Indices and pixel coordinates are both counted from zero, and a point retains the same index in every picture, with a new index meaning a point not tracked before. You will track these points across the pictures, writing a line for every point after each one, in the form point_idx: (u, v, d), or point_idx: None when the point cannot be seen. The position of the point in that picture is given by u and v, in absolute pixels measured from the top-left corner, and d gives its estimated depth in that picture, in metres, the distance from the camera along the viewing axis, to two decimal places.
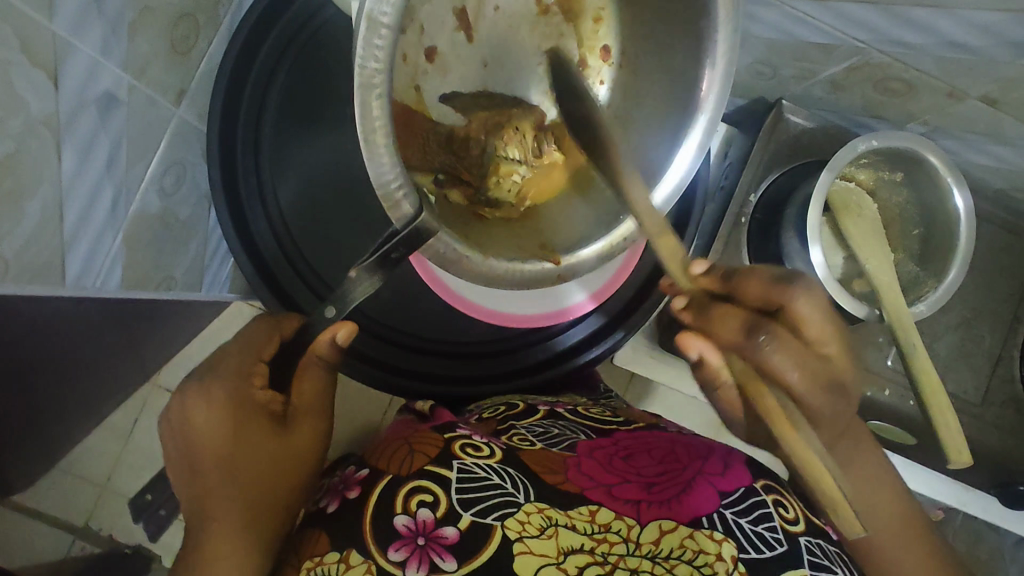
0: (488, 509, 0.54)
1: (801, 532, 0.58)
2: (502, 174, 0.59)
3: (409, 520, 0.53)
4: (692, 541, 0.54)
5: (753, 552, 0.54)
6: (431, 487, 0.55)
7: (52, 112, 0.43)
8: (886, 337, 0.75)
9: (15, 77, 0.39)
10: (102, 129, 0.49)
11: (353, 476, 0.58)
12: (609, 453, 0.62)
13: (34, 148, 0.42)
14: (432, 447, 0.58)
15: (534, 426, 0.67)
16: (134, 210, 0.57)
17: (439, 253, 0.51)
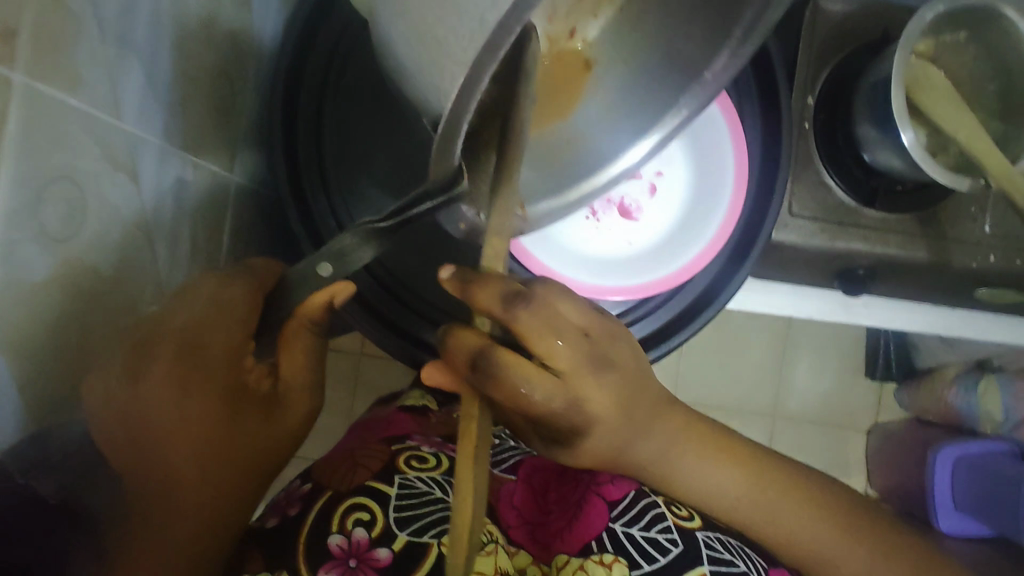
0: (414, 524, 0.50)
1: (698, 527, 0.58)
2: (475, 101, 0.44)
3: (342, 540, 0.48)
4: (582, 573, 0.52)
5: (645, 565, 0.54)
6: (369, 504, 0.51)
7: (140, 212, 0.41)
8: (979, 204, 0.72)
9: (106, 188, 0.37)
10: (179, 215, 0.47)
11: (297, 492, 0.54)
12: (534, 467, 0.64)
13: (133, 253, 0.41)
14: (376, 462, 0.56)
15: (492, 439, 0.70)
16: None
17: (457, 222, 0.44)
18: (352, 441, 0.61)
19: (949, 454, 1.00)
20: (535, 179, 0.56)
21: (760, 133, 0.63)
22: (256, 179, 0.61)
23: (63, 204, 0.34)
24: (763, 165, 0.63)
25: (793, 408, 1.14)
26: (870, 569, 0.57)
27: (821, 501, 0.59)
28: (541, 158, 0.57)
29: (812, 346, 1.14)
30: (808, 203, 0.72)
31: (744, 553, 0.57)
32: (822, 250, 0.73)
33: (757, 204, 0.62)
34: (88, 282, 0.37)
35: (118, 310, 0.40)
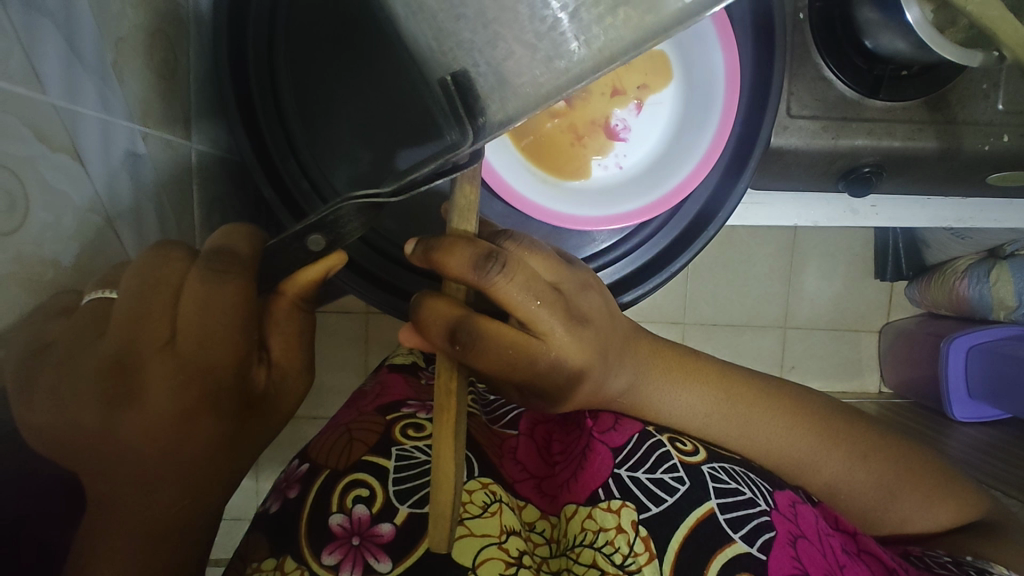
0: (409, 497, 0.51)
1: (701, 461, 0.57)
2: None
3: (343, 520, 0.49)
4: (591, 520, 0.52)
5: (653, 506, 0.53)
6: (367, 480, 0.52)
7: (92, 194, 0.39)
8: (991, 81, 0.67)
9: (44, 171, 0.34)
10: (139, 192, 0.44)
11: (295, 473, 0.55)
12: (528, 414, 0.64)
13: (94, 239, 0.39)
14: (372, 436, 0.56)
15: (489, 400, 0.71)
16: None
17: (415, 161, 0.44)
18: (345, 414, 0.61)
19: (963, 343, 1.02)
20: None
21: (745, 43, 0.58)
22: (217, 145, 0.57)
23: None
24: (748, 79, 0.59)
25: (802, 316, 1.13)
26: (858, 464, 0.59)
27: (795, 406, 0.61)
28: None
29: (819, 252, 1.11)
30: (806, 101, 0.67)
31: (749, 479, 0.57)
32: (823, 152, 0.69)
33: (752, 114, 0.58)
34: (49, 275, 0.35)
35: None
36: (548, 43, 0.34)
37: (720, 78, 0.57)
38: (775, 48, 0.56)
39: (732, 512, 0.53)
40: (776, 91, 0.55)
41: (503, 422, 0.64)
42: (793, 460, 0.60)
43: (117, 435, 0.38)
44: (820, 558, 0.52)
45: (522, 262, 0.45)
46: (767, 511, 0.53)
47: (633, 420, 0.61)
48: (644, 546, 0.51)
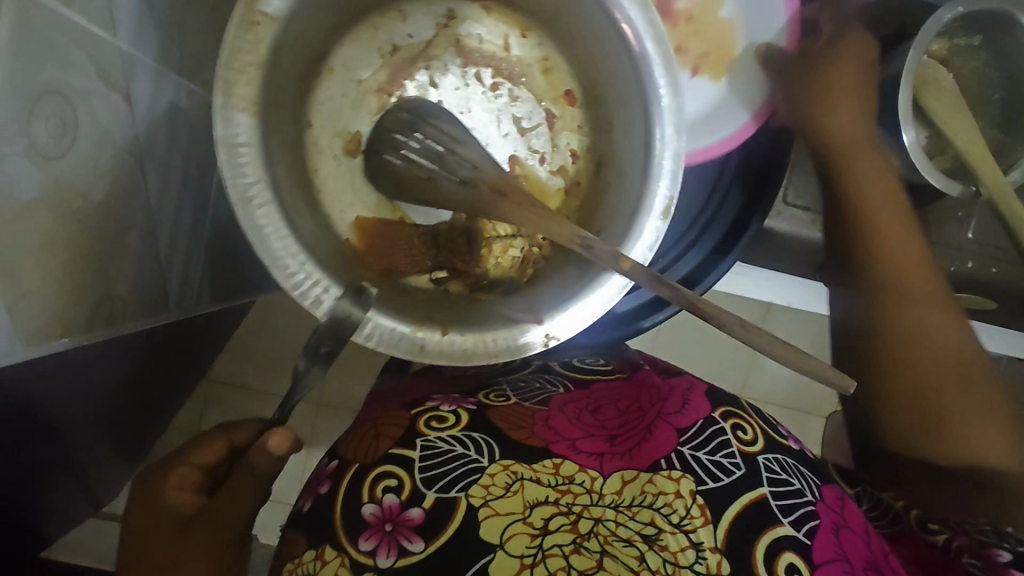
0: (454, 483, 0.48)
1: (760, 450, 0.52)
2: (498, 254, 0.51)
3: (376, 508, 0.47)
4: (651, 485, 0.48)
5: (711, 481, 0.48)
6: (394, 471, 0.48)
7: (132, 137, 0.40)
8: (966, 210, 0.74)
9: (98, 108, 0.36)
10: (174, 146, 0.46)
11: (328, 471, 0.52)
12: (578, 408, 0.56)
13: (124, 180, 0.40)
14: (396, 429, 0.53)
15: (516, 381, 0.62)
16: (209, 223, 0.55)
17: (388, 338, 0.42)
18: (374, 411, 0.59)
19: None
20: (451, 318, 0.45)
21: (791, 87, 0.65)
22: None
23: (55, 119, 0.33)
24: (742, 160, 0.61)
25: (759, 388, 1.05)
26: None
27: None
28: (457, 326, 0.44)
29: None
30: (803, 193, 0.73)
31: (804, 476, 0.51)
32: (809, 241, 0.74)
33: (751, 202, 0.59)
34: (76, 206, 0.36)
35: (103, 237, 0.39)
36: (642, 190, 0.44)
37: (758, 94, 0.60)
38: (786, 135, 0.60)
39: (781, 496, 0.48)
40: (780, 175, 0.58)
41: (534, 400, 0.57)
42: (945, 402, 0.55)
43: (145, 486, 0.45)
44: (864, 549, 0.47)
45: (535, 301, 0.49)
46: (813, 501, 0.48)
47: (704, 402, 0.56)
48: (701, 511, 0.46)
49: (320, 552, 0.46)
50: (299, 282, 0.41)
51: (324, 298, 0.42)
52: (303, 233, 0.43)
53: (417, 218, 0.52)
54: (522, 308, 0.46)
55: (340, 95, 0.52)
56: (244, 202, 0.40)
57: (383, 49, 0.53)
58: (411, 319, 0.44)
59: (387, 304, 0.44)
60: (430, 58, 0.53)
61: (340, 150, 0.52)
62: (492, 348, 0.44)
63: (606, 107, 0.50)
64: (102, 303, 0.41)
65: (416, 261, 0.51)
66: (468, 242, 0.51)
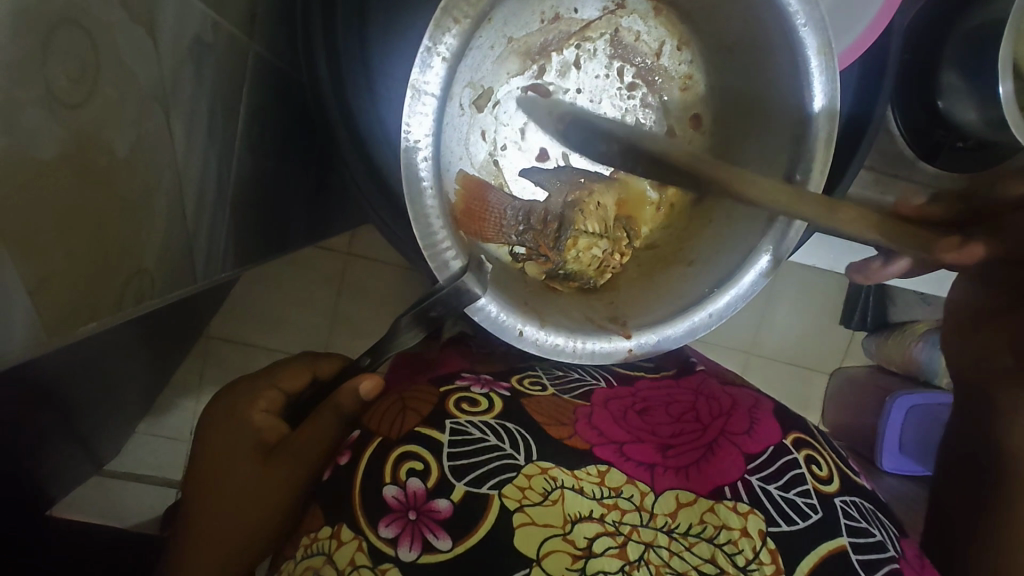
0: (485, 477, 0.39)
1: (836, 490, 0.43)
2: (582, 249, 0.47)
3: (399, 491, 0.38)
4: (712, 515, 0.39)
5: (783, 524, 0.40)
6: (421, 452, 0.39)
7: (155, 81, 0.34)
8: None
9: (119, 44, 0.30)
10: (198, 91, 0.39)
11: (348, 437, 0.43)
12: (624, 406, 0.46)
13: (149, 132, 0.34)
14: (425, 405, 0.43)
15: (552, 369, 0.52)
16: (234, 178, 0.48)
17: (491, 319, 0.40)
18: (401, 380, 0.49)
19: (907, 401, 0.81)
20: (550, 310, 0.43)
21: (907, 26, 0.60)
22: (276, 55, 0.50)
23: (73, 59, 0.26)
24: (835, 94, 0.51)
25: (770, 347, 0.92)
26: None
27: None
28: (554, 318, 0.42)
29: (798, 289, 0.90)
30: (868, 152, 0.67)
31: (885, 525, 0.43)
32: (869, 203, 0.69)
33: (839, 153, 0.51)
34: (99, 166, 0.30)
35: (129, 200, 0.33)
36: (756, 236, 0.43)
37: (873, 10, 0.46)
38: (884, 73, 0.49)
39: (862, 549, 0.40)
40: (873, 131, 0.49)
41: (575, 393, 0.47)
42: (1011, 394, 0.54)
43: (228, 402, 0.45)
44: None
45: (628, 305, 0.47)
46: (897, 558, 0.40)
47: (773, 422, 0.47)
48: (772, 558, 0.38)
49: (336, 530, 0.38)
50: (436, 242, 0.38)
51: (450, 263, 0.39)
52: (445, 191, 0.40)
53: (513, 189, 0.50)
54: (611, 316, 0.45)
55: (487, 48, 0.45)
56: (409, 149, 0.37)
57: (546, 15, 0.48)
58: (517, 303, 0.41)
59: (495, 283, 0.41)
60: (585, 39, 0.50)
61: (469, 102, 0.45)
62: (580, 350, 0.42)
63: (746, 116, 0.48)
64: (130, 278, 0.35)
65: (505, 230, 0.46)
66: (558, 230, 0.48)
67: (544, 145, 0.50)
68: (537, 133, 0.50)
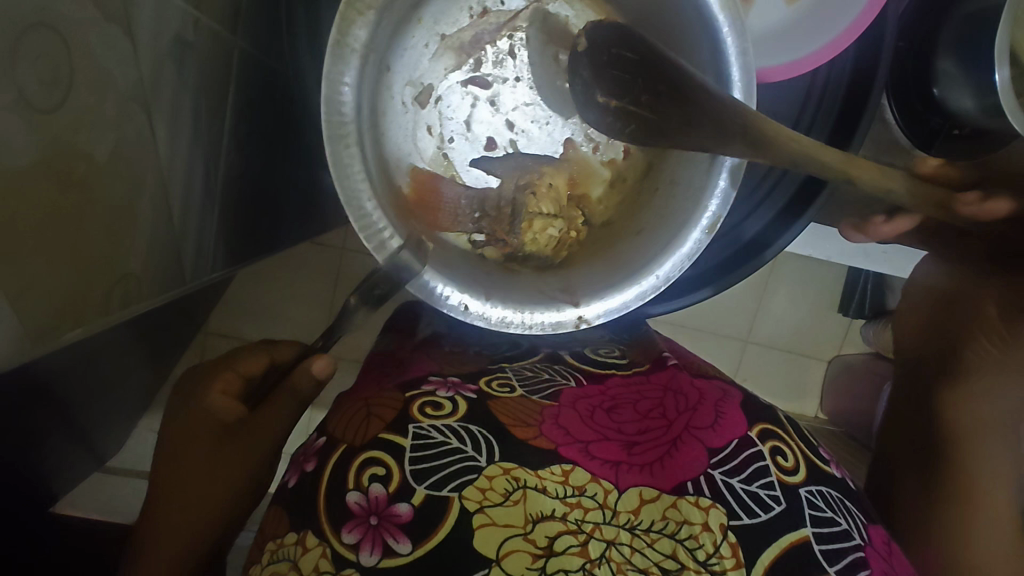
0: (447, 479, 0.38)
1: (800, 481, 0.43)
2: (537, 232, 0.44)
3: (361, 496, 0.37)
4: (674, 510, 0.39)
5: (746, 518, 0.39)
6: (383, 458, 0.38)
7: (137, 82, 0.33)
8: None
9: (97, 47, 0.29)
10: (182, 89, 0.38)
11: (313, 446, 0.42)
12: (591, 405, 0.45)
13: (131, 134, 0.33)
14: (388, 411, 0.41)
15: (522, 369, 0.50)
16: (222, 175, 0.47)
17: (430, 292, 0.40)
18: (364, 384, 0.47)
19: None
20: (495, 284, 0.42)
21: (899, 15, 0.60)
22: (262, 50, 0.50)
23: (47, 63, 0.26)
24: (830, 82, 0.50)
25: (765, 337, 0.91)
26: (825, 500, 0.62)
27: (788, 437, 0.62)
28: (497, 291, 0.41)
29: (792, 278, 0.89)
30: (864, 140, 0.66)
31: (850, 513, 0.43)
32: None
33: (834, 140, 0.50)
34: (79, 169, 0.29)
35: (112, 203, 0.33)
36: (700, 193, 0.41)
37: None
38: (879, 59, 0.48)
39: (828, 540, 0.40)
40: (870, 115, 0.48)
41: (542, 393, 0.46)
42: (950, 377, 0.56)
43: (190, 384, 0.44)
44: None
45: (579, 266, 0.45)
46: (863, 546, 0.40)
47: (737, 415, 0.46)
48: (733, 550, 0.38)
49: (301, 535, 0.37)
50: (368, 221, 0.38)
51: (388, 241, 0.39)
52: (381, 179, 0.40)
53: (466, 181, 0.47)
54: (561, 288, 0.43)
55: (421, 48, 0.45)
56: (336, 137, 0.37)
57: (473, 10, 0.45)
58: (458, 276, 0.41)
59: (438, 258, 0.41)
60: (515, 29, 0.46)
61: (411, 99, 0.45)
62: (527, 322, 0.41)
63: None
64: (116, 283, 0.35)
65: (458, 220, 0.45)
66: (512, 214, 0.45)
67: (490, 134, 0.47)
68: (483, 123, 0.47)
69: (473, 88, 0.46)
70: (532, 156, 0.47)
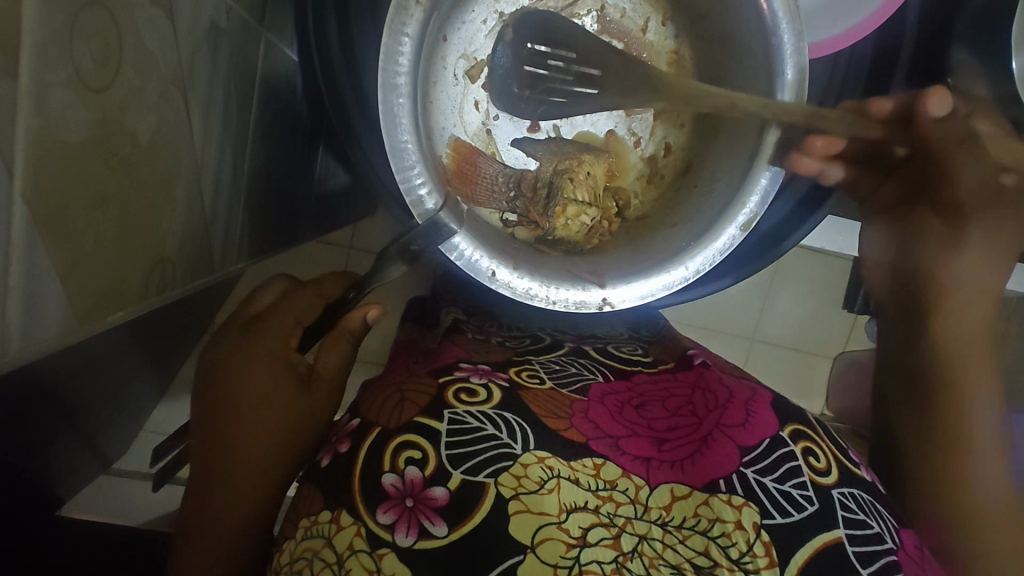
0: (483, 464, 0.37)
1: (834, 484, 0.40)
2: (570, 217, 0.44)
3: (397, 479, 0.36)
4: (705, 508, 0.38)
5: (778, 516, 0.38)
6: (419, 440, 0.37)
7: (176, 64, 0.33)
8: None
9: (141, 25, 0.29)
10: (214, 75, 0.38)
11: (347, 427, 0.40)
12: (620, 400, 0.44)
13: (170, 116, 0.33)
14: (422, 394, 0.41)
15: (550, 362, 0.49)
16: (248, 167, 0.47)
17: (462, 257, 0.38)
18: (394, 372, 0.47)
19: None
20: (522, 255, 0.41)
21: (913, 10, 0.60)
22: (283, 44, 0.50)
23: (98, 40, 0.26)
24: (848, 70, 0.50)
25: (771, 334, 0.92)
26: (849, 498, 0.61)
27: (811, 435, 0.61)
28: (528, 264, 0.40)
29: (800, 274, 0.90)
30: None
31: (884, 517, 0.40)
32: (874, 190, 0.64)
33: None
34: (124, 150, 0.30)
35: (150, 185, 0.33)
36: (742, 186, 0.40)
37: None
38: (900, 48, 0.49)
39: (860, 541, 0.38)
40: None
41: (567, 384, 0.45)
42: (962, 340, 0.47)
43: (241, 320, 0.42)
44: None
45: (606, 253, 0.45)
46: (895, 550, 0.38)
47: (769, 413, 0.44)
48: (765, 550, 0.36)
49: (335, 514, 0.35)
50: (410, 175, 0.36)
51: (425, 200, 0.37)
52: (427, 145, 0.39)
53: (506, 160, 0.48)
54: (591, 269, 0.42)
55: (479, 24, 0.45)
56: (388, 88, 0.35)
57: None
58: (489, 244, 0.40)
59: (470, 225, 0.40)
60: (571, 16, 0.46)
61: (463, 73, 0.46)
62: (552, 297, 0.40)
63: (724, 105, 0.44)
64: (153, 266, 0.35)
65: (494, 197, 0.45)
66: (548, 197, 0.45)
67: None
68: None
69: None
70: (574, 142, 0.48)
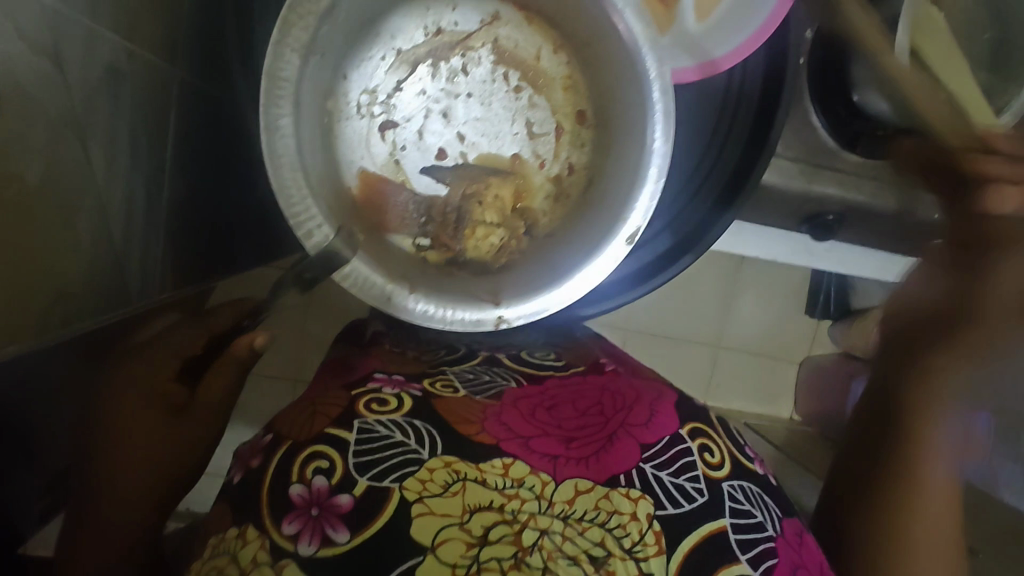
0: (391, 470, 0.38)
1: (725, 476, 0.42)
2: (479, 238, 0.48)
3: (304, 488, 0.37)
4: (605, 501, 0.38)
5: (670, 506, 0.39)
6: (327, 451, 0.38)
7: (69, 107, 0.35)
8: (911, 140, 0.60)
9: (26, 73, 0.32)
10: (117, 116, 0.41)
11: (258, 445, 0.41)
12: (532, 404, 0.45)
13: (63, 156, 0.35)
14: (333, 408, 0.42)
15: (465, 373, 0.50)
16: (167, 201, 0.49)
17: (359, 284, 0.41)
18: (312, 388, 0.48)
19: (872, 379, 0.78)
20: (420, 279, 0.44)
21: None
22: (204, 82, 0.52)
23: None
24: (741, 88, 0.54)
25: (735, 339, 0.94)
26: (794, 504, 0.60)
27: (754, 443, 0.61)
28: (425, 287, 0.43)
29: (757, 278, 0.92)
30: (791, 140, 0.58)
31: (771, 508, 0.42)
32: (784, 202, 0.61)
33: (751, 146, 0.52)
34: (8, 187, 0.31)
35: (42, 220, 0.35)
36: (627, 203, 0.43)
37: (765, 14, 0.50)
38: (784, 66, 0.51)
39: (743, 529, 0.39)
40: (783, 120, 0.51)
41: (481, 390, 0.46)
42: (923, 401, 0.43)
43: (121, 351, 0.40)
44: None
45: (508, 273, 0.47)
46: (774, 537, 0.40)
47: (670, 410, 0.46)
48: (655, 537, 0.37)
49: (242, 529, 0.36)
50: (298, 213, 0.39)
51: (316, 232, 0.40)
52: (317, 184, 0.42)
53: (418, 187, 0.49)
54: (490, 289, 0.45)
55: (379, 60, 0.48)
56: (271, 130, 0.38)
57: (428, 29, 0.49)
58: (387, 270, 0.43)
59: (368, 254, 0.43)
60: (468, 48, 0.49)
61: (365, 107, 0.48)
62: (448, 317, 0.42)
63: (615, 129, 0.47)
64: (55, 299, 0.37)
65: (406, 223, 0.48)
66: (457, 220, 0.49)
67: (442, 143, 0.49)
68: (434, 134, 0.49)
69: (428, 101, 0.49)
70: (482, 167, 0.49)
